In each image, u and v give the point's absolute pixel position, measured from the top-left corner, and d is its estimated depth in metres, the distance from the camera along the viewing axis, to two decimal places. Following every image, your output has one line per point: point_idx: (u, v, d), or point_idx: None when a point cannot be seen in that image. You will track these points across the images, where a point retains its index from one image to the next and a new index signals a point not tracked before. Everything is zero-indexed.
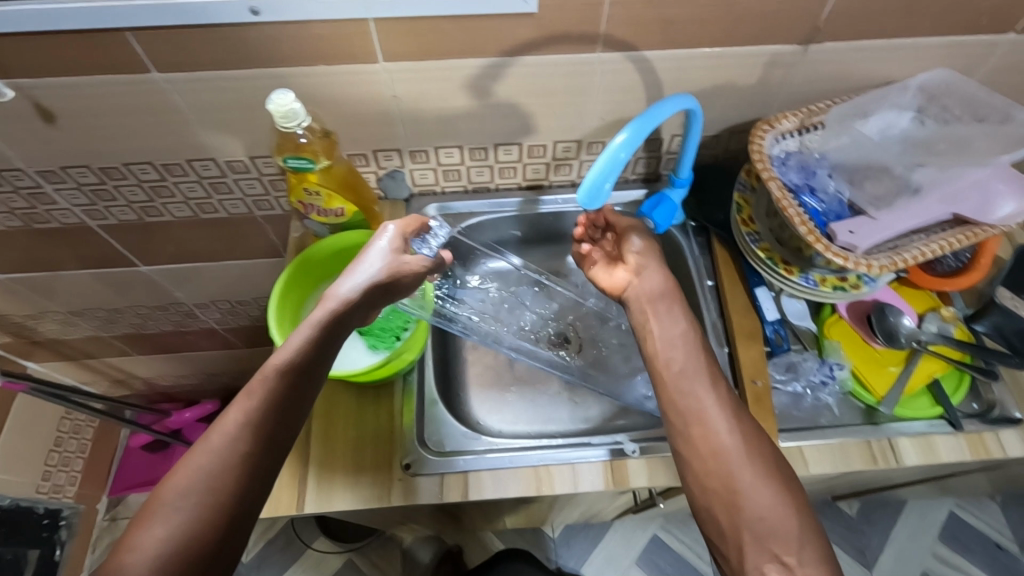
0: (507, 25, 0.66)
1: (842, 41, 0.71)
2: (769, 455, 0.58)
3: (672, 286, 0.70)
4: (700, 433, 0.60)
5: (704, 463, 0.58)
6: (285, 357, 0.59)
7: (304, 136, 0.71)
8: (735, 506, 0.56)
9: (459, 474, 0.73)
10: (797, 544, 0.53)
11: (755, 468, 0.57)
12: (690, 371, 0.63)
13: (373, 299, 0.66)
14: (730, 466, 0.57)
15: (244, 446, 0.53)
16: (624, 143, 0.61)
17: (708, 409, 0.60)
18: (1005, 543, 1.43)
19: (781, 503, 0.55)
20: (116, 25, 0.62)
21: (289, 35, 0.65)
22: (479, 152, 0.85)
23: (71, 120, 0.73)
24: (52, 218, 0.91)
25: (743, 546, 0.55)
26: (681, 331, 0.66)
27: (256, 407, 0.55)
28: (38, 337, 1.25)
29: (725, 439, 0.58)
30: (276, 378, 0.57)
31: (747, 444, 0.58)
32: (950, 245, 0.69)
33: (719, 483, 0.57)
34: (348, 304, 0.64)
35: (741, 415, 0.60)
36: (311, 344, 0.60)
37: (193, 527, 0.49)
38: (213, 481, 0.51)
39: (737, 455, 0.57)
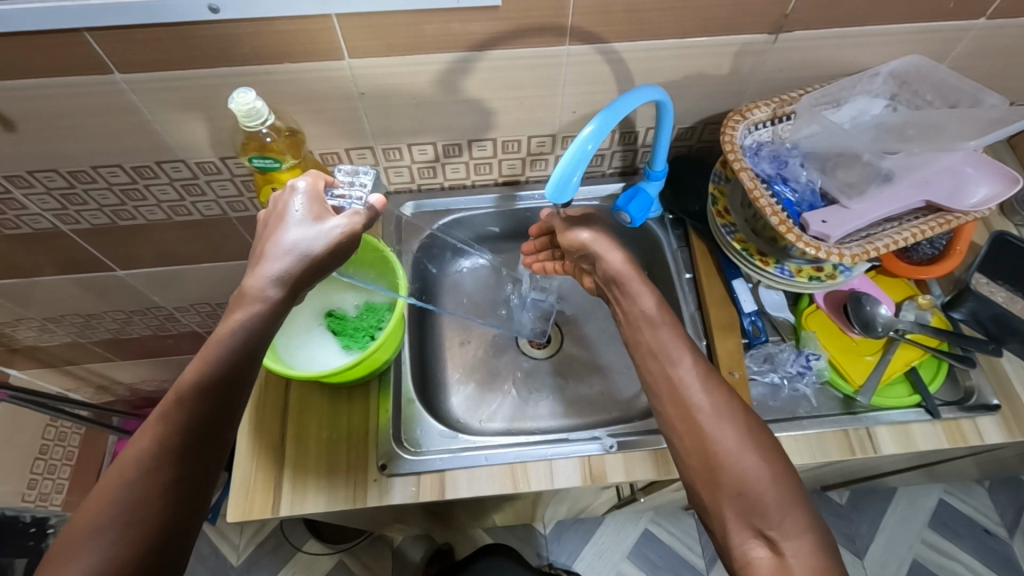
0: (472, 19, 0.65)
1: (812, 29, 0.70)
2: (748, 425, 0.56)
3: (630, 269, 0.67)
4: (675, 410, 0.58)
5: (681, 440, 0.57)
6: (192, 372, 0.53)
7: (269, 135, 0.71)
8: (714, 481, 0.54)
9: (435, 473, 0.72)
10: (777, 516, 0.51)
11: (732, 440, 0.55)
12: (663, 344, 0.61)
13: (301, 280, 0.60)
14: (706, 441, 0.55)
15: (179, 427, 0.51)
16: (590, 135, 0.60)
17: (684, 380, 0.58)
18: (993, 527, 1.44)
19: (761, 474, 0.53)
20: (72, 26, 0.60)
21: (251, 32, 0.64)
22: (453, 148, 0.85)
23: (33, 124, 0.72)
24: (23, 224, 0.90)
25: (726, 521, 0.53)
26: (645, 309, 0.64)
27: (181, 397, 0.52)
28: (17, 344, 1.24)
29: (699, 411, 0.57)
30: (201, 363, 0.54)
31: (724, 416, 0.56)
32: (923, 232, 0.69)
33: (697, 460, 0.55)
34: (270, 297, 0.58)
35: (716, 386, 0.58)
36: (235, 328, 0.56)
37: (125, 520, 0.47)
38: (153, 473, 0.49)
39: (711, 427, 0.55)
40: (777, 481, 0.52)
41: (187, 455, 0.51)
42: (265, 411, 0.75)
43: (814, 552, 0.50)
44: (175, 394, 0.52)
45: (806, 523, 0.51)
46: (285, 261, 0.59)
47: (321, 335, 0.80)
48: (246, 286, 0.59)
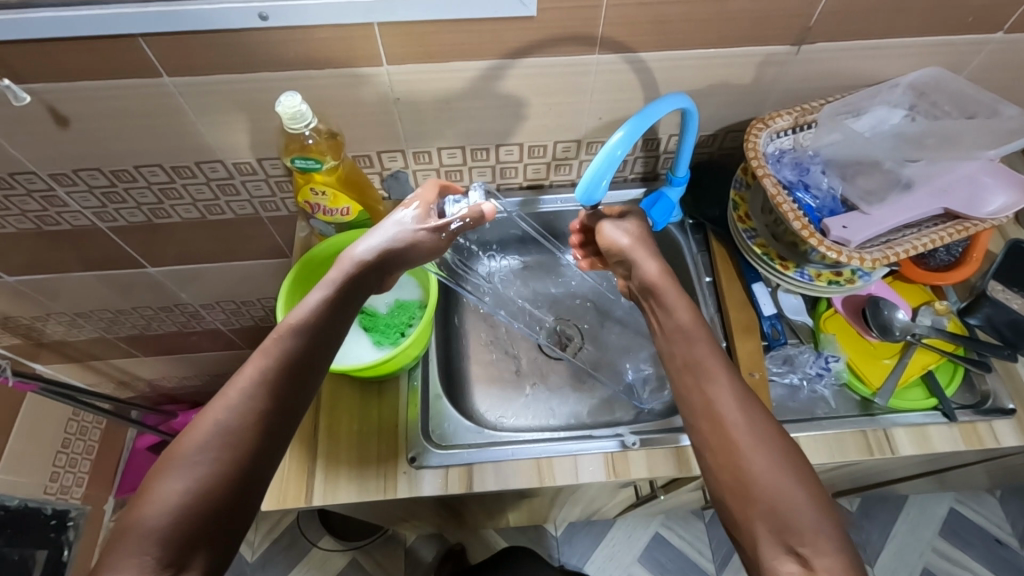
0: (507, 28, 0.68)
1: (833, 41, 0.73)
2: (785, 448, 0.57)
3: (665, 280, 0.69)
4: (710, 427, 0.59)
5: (716, 454, 0.58)
6: (298, 317, 0.61)
7: (311, 137, 0.73)
8: (748, 496, 0.55)
9: (462, 467, 0.74)
10: (810, 534, 0.52)
11: (769, 459, 0.56)
12: (700, 357, 0.63)
13: (384, 267, 0.68)
14: (741, 458, 0.56)
15: (259, 407, 0.55)
16: (620, 140, 0.63)
17: (721, 398, 0.60)
18: (1004, 538, 1.44)
19: (798, 494, 0.54)
20: (127, 31, 0.64)
21: (296, 39, 0.67)
22: (481, 152, 0.87)
23: (81, 124, 0.75)
24: (63, 221, 0.93)
25: (756, 535, 0.54)
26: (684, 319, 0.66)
27: (271, 367, 0.58)
28: (47, 338, 1.27)
29: (735, 428, 0.58)
30: (288, 341, 0.60)
31: (760, 437, 0.57)
32: (941, 239, 0.71)
33: (732, 475, 0.56)
34: (364, 266, 0.67)
35: (750, 406, 0.59)
36: (324, 304, 0.63)
37: (202, 493, 0.51)
38: (224, 450, 0.53)
39: (749, 447, 0.56)
40: (815, 504, 0.53)
41: (258, 435, 0.54)
42: None
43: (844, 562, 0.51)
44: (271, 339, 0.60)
45: (839, 545, 0.51)
46: (385, 245, 0.67)
47: (352, 331, 0.82)
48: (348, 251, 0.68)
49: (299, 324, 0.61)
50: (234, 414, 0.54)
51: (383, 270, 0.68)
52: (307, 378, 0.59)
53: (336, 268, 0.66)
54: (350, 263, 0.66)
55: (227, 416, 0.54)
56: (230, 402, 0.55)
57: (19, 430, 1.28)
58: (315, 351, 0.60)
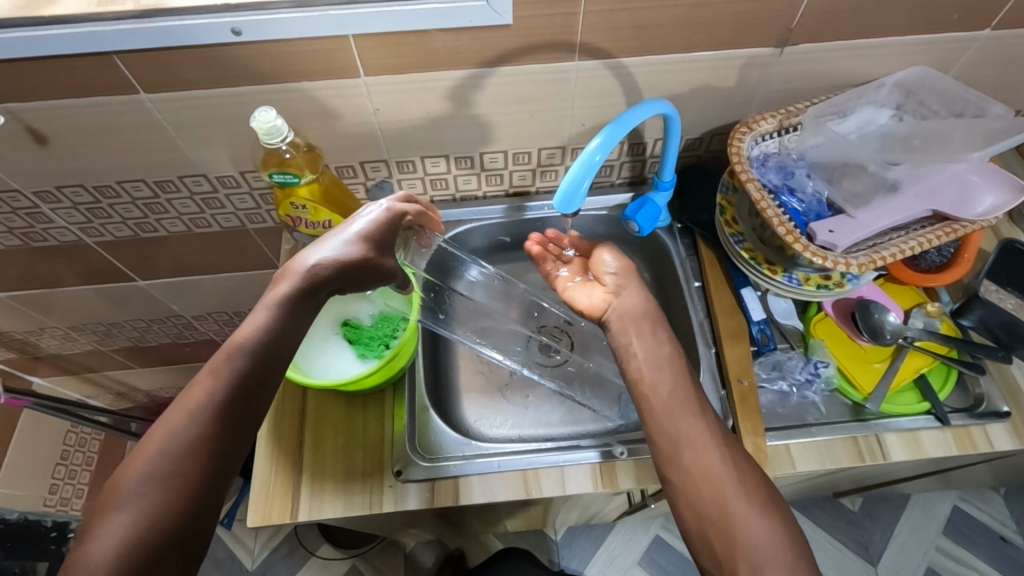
0: (484, 36, 0.67)
1: (816, 42, 0.72)
2: (757, 480, 0.59)
3: (652, 310, 0.71)
4: (690, 457, 0.59)
5: (696, 489, 0.58)
6: (243, 335, 0.60)
7: (287, 152, 0.74)
8: (727, 531, 0.56)
9: (449, 479, 0.74)
10: (782, 567, 0.53)
11: (744, 489, 0.58)
12: (680, 396, 0.63)
13: (337, 281, 0.65)
14: (721, 491, 0.57)
15: (209, 431, 0.55)
16: (597, 146, 0.63)
17: (697, 434, 0.61)
18: (1009, 535, 1.43)
19: (770, 529, 0.55)
20: (101, 49, 0.63)
21: (272, 52, 0.66)
22: (464, 160, 0.86)
23: (63, 141, 0.75)
24: (50, 237, 0.93)
25: (735, 569, 0.54)
26: (667, 354, 0.67)
27: (220, 389, 0.57)
28: (42, 352, 1.27)
29: (715, 456, 0.59)
30: (236, 361, 0.59)
31: (737, 467, 0.59)
32: (930, 241, 0.69)
33: (710, 506, 0.57)
34: (312, 278, 0.64)
35: (729, 437, 0.61)
36: (272, 324, 0.61)
37: (149, 522, 0.51)
38: (178, 471, 0.53)
39: (730, 484, 0.57)
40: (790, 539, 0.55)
41: (207, 458, 0.54)
42: (283, 418, 0.78)
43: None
44: (225, 351, 0.59)
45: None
46: (336, 261, 0.65)
47: (336, 345, 0.82)
48: (297, 258, 0.66)
49: (239, 344, 0.59)
50: (177, 446, 0.54)
51: (332, 286, 0.65)
52: (249, 396, 0.58)
53: (285, 276, 0.65)
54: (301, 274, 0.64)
55: (163, 446, 0.54)
56: (171, 429, 0.54)
57: (16, 443, 1.29)
58: (262, 370, 0.59)
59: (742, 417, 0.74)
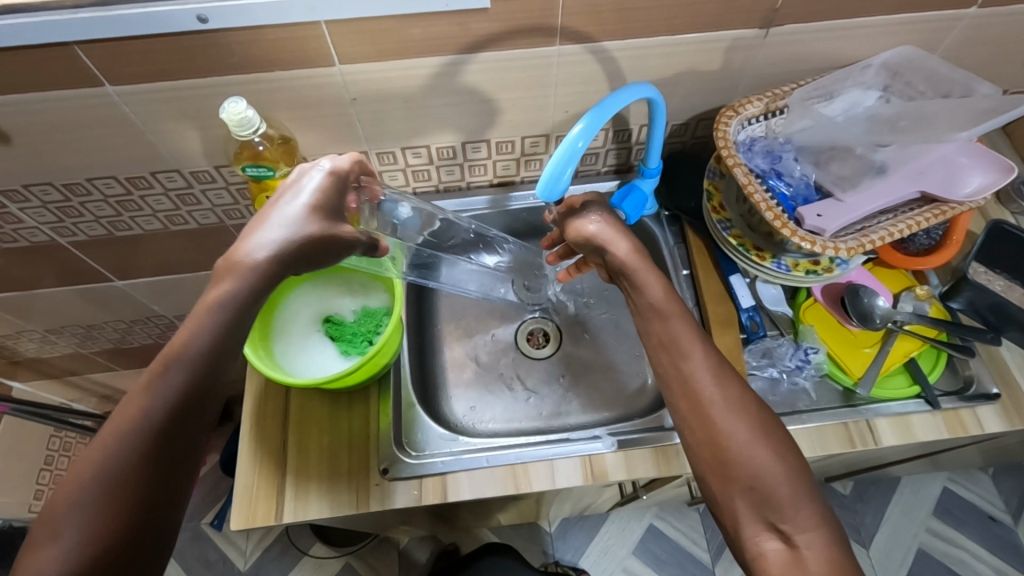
0: (462, 22, 0.65)
1: (802, 23, 0.70)
2: (762, 417, 0.55)
3: (637, 259, 0.66)
4: (687, 401, 0.57)
5: (694, 435, 0.56)
6: (179, 343, 0.52)
7: (262, 143, 0.72)
8: (727, 472, 0.54)
9: (436, 476, 0.73)
10: (790, 509, 0.51)
11: (741, 426, 0.55)
12: (682, 339, 0.60)
13: (291, 263, 0.59)
14: (717, 435, 0.55)
15: (146, 444, 0.48)
16: (581, 132, 0.60)
17: (697, 375, 0.58)
18: (998, 514, 1.44)
19: (772, 466, 0.53)
20: (61, 40, 0.60)
21: (240, 41, 0.64)
22: (446, 151, 0.85)
23: (27, 137, 0.72)
24: (20, 238, 0.90)
25: (737, 511, 0.53)
26: (663, 298, 0.63)
27: (156, 403, 0.50)
28: (20, 356, 1.24)
29: (709, 400, 0.56)
30: (178, 370, 0.51)
31: (733, 408, 0.56)
32: (918, 223, 0.69)
33: (709, 453, 0.55)
34: (262, 266, 0.57)
35: (726, 378, 0.57)
36: (216, 324, 0.54)
37: (86, 551, 0.44)
38: (116, 491, 0.46)
39: (724, 420, 0.55)
40: (790, 474, 0.52)
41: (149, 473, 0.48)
42: (265, 418, 0.76)
43: (828, 546, 0.50)
44: (161, 362, 0.51)
45: (819, 516, 0.51)
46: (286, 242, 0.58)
47: (318, 342, 0.80)
48: (236, 250, 0.58)
49: (177, 351, 0.52)
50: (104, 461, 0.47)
51: (290, 270, 0.59)
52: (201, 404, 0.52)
53: (226, 267, 0.57)
54: (251, 266, 0.57)
55: (102, 466, 0.47)
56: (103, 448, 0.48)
57: None
58: (211, 379, 0.52)
59: None
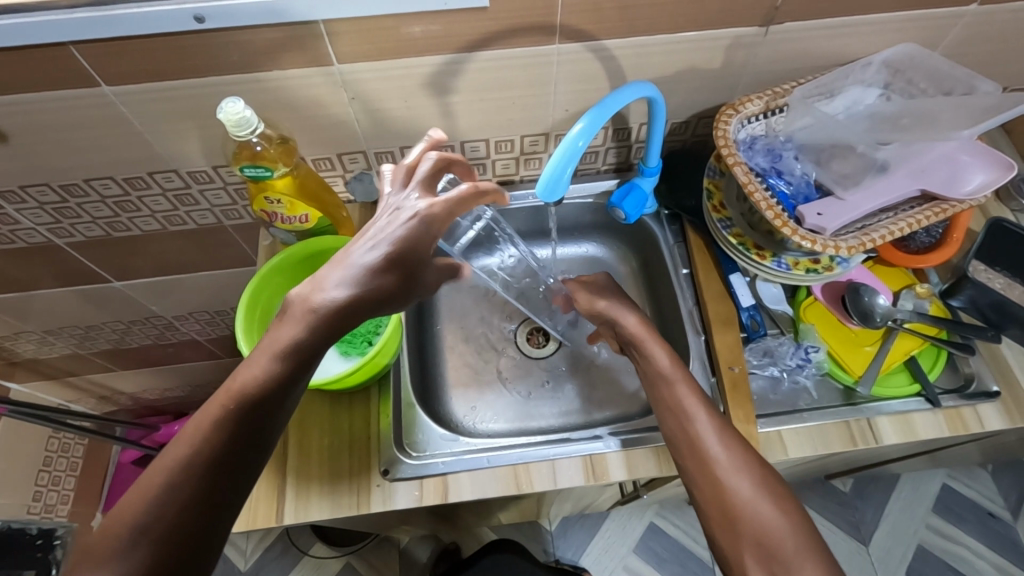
0: (461, 20, 0.65)
1: (802, 20, 0.70)
2: (765, 474, 0.57)
3: (645, 331, 0.71)
4: (692, 457, 0.60)
5: (702, 491, 0.58)
6: (247, 378, 0.53)
7: (259, 143, 0.71)
8: (733, 527, 0.55)
9: (437, 477, 0.72)
10: (797, 562, 0.52)
11: (748, 483, 0.56)
12: (686, 400, 0.63)
13: (360, 310, 0.54)
14: (722, 490, 0.56)
15: (208, 476, 0.50)
16: (580, 131, 0.60)
17: (702, 433, 0.60)
18: (997, 511, 1.44)
19: (778, 522, 0.54)
20: (57, 40, 0.60)
21: (237, 40, 0.63)
22: (446, 150, 0.84)
23: (24, 138, 0.72)
24: (17, 239, 0.89)
25: (745, 564, 0.53)
26: (669, 364, 0.67)
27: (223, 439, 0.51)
28: (18, 357, 1.23)
29: (715, 457, 0.58)
30: (244, 405, 0.52)
31: (737, 464, 0.58)
32: (919, 221, 0.69)
33: (716, 508, 0.56)
34: (330, 311, 0.53)
35: (729, 436, 0.60)
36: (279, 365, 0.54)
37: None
38: (170, 521, 0.48)
39: (729, 475, 0.57)
40: (796, 528, 0.53)
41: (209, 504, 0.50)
42: None
43: None
44: (230, 396, 0.52)
45: (826, 565, 0.52)
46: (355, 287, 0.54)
47: None
48: (311, 293, 0.54)
49: (240, 392, 0.53)
50: (154, 506, 0.48)
51: (361, 315, 0.55)
52: (263, 438, 0.53)
53: (300, 308, 0.54)
54: (320, 311, 0.53)
55: (156, 498, 0.48)
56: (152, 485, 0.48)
57: None
58: (273, 417, 0.53)
59: (733, 404, 0.73)
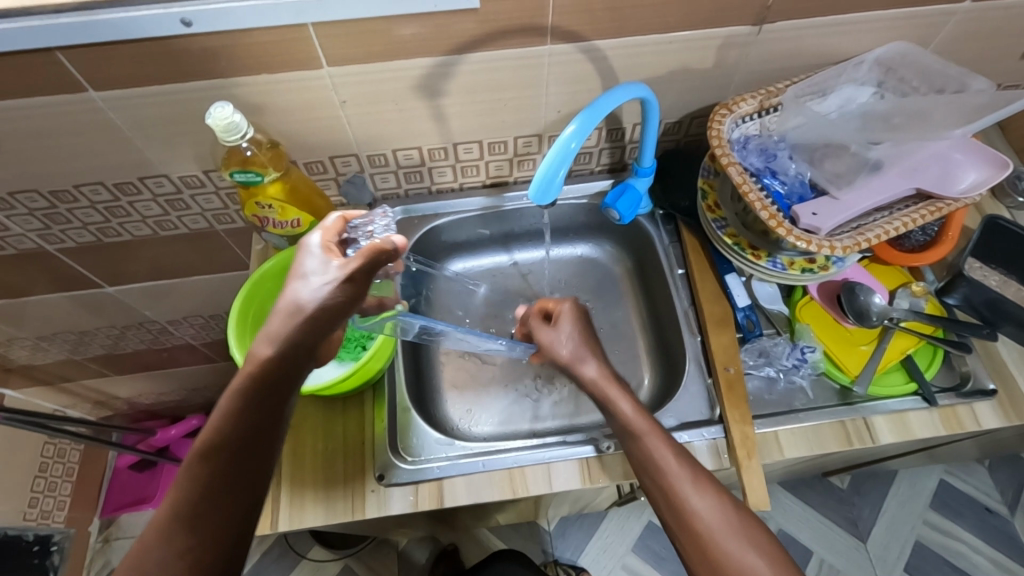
0: (451, 22, 0.64)
1: (795, 19, 0.69)
2: (751, 518, 0.54)
3: (608, 380, 0.65)
4: (672, 512, 0.56)
5: (687, 548, 0.55)
6: (205, 438, 0.54)
7: (250, 149, 0.71)
8: None
9: (433, 481, 0.72)
10: None
11: (733, 536, 0.53)
12: (658, 452, 0.59)
13: (294, 358, 0.58)
14: (709, 545, 0.53)
15: (182, 541, 0.50)
16: (573, 133, 0.59)
17: (678, 485, 0.57)
18: (994, 506, 1.44)
19: (764, 571, 0.51)
20: (42, 46, 0.59)
21: (224, 45, 0.63)
22: (438, 152, 0.84)
23: (12, 145, 0.71)
24: (7, 245, 0.88)
25: None
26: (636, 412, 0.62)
27: (189, 498, 0.51)
28: (11, 364, 1.23)
29: (696, 510, 0.55)
30: (208, 463, 0.53)
31: (720, 514, 0.55)
32: (913, 220, 0.68)
33: (704, 567, 0.53)
34: (267, 364, 0.57)
35: (706, 485, 0.56)
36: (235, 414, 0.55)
37: None
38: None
39: (712, 532, 0.54)
40: (789, 574, 0.51)
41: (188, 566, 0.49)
42: None
43: None
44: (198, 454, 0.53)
45: None
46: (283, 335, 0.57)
47: None
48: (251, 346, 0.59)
49: (207, 449, 0.53)
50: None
51: (297, 361, 0.58)
52: (232, 487, 0.53)
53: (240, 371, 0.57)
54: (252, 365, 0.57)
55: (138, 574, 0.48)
56: (145, 542, 0.50)
57: None
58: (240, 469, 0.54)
59: (728, 406, 0.73)
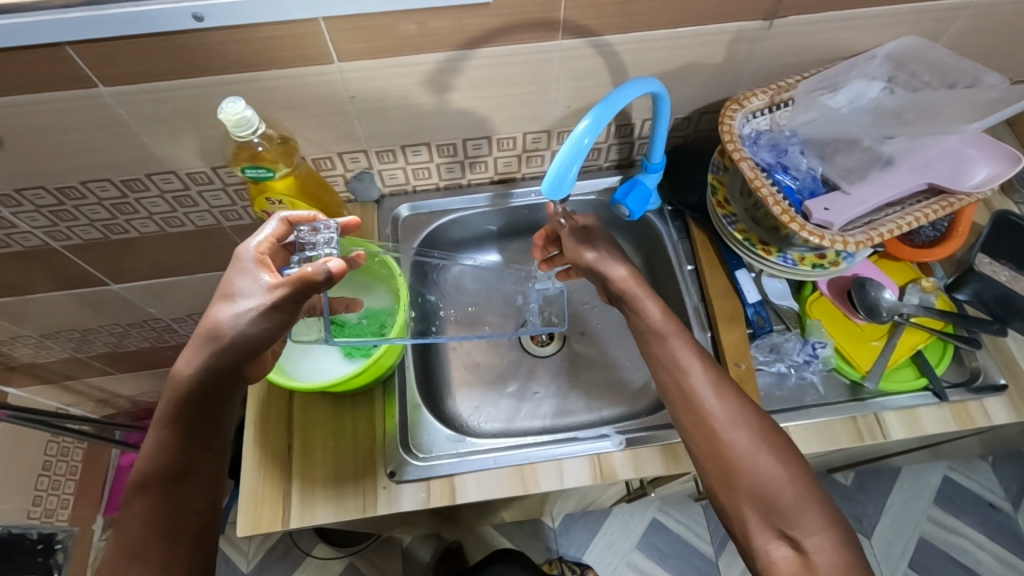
0: (462, 16, 0.64)
1: (806, 13, 0.69)
2: (763, 423, 0.59)
3: (633, 283, 0.67)
4: (687, 415, 0.61)
5: (701, 448, 0.59)
6: (140, 471, 0.57)
7: (261, 144, 0.70)
8: (732, 479, 0.57)
9: (444, 478, 0.72)
10: (797, 516, 0.55)
11: (744, 438, 0.58)
12: (676, 360, 0.62)
13: (221, 375, 0.59)
14: (721, 448, 0.58)
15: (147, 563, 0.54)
16: (586, 128, 0.59)
17: (696, 387, 0.61)
18: (997, 501, 1.44)
19: (776, 471, 0.57)
20: (52, 40, 0.59)
21: (235, 39, 0.62)
22: (447, 148, 0.83)
23: (19, 141, 0.71)
24: (13, 242, 0.88)
25: (748, 522, 0.57)
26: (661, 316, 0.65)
27: (141, 525, 0.55)
28: (15, 362, 1.22)
29: (713, 411, 0.59)
30: (148, 492, 0.56)
31: (735, 417, 0.59)
32: (926, 215, 0.68)
33: (715, 466, 0.58)
34: (188, 381, 0.58)
35: (724, 388, 0.60)
36: (168, 441, 0.57)
37: None
38: None
39: (726, 430, 0.59)
40: (795, 478, 0.56)
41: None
42: (269, 422, 0.75)
43: (838, 546, 0.54)
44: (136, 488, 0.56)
45: (827, 520, 0.55)
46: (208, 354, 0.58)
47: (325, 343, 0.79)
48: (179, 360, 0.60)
49: (142, 480, 0.56)
50: None
51: (223, 377, 0.59)
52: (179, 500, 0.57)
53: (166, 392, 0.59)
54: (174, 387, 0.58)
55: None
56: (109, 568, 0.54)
57: None
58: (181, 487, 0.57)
59: None
